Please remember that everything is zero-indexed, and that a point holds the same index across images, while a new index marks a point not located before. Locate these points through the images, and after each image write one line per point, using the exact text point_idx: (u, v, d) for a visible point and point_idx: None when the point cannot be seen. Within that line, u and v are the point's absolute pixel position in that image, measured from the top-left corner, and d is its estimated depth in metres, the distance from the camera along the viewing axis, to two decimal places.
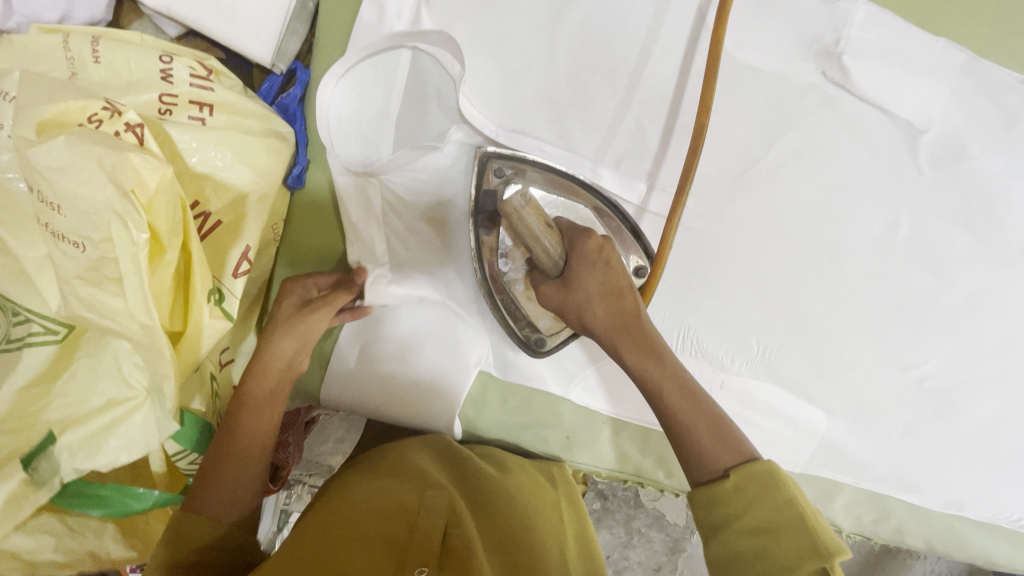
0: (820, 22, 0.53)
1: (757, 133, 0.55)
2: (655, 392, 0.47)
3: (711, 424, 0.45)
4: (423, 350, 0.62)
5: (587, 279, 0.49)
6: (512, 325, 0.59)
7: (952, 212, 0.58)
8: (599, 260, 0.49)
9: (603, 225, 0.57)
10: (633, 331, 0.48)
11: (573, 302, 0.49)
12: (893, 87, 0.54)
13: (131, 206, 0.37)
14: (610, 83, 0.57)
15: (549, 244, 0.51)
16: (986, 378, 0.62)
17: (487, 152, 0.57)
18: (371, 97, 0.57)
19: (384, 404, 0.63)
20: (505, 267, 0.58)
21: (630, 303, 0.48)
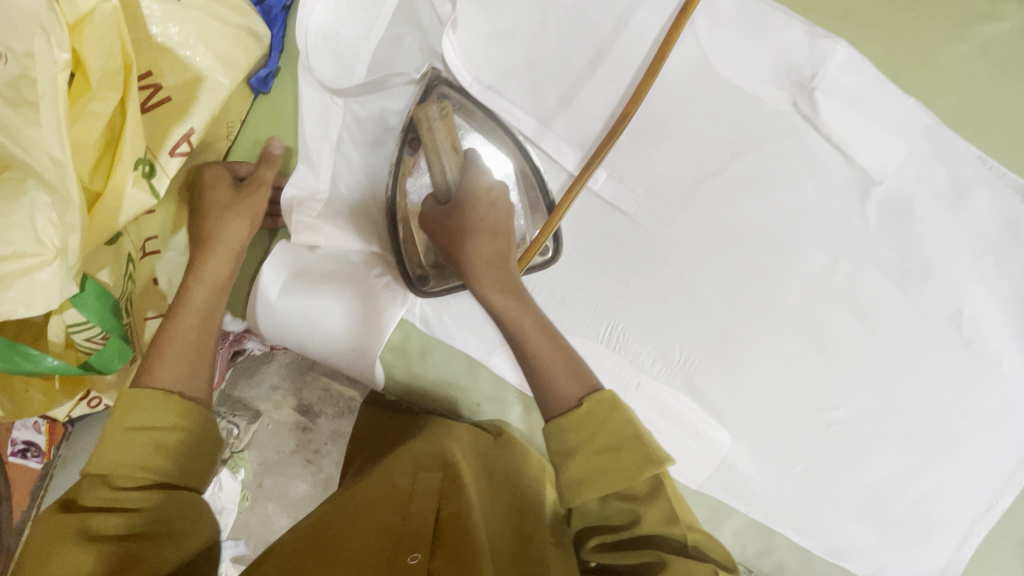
0: (803, 54, 0.57)
1: (720, 147, 0.60)
2: (518, 331, 0.48)
3: (566, 365, 0.47)
4: (345, 290, 0.60)
5: (467, 206, 0.50)
6: (402, 255, 0.59)
7: (889, 267, 0.63)
8: (487, 207, 0.50)
9: (521, 190, 0.59)
10: (500, 272, 0.50)
11: (449, 228, 0.50)
12: (858, 133, 0.59)
13: (56, 18, 0.36)
14: (593, 65, 0.58)
15: (447, 163, 0.51)
16: (887, 436, 0.67)
17: (437, 76, 0.57)
18: (355, 16, 0.56)
19: (306, 339, 0.61)
20: (413, 190, 0.57)
21: (503, 244, 0.51)
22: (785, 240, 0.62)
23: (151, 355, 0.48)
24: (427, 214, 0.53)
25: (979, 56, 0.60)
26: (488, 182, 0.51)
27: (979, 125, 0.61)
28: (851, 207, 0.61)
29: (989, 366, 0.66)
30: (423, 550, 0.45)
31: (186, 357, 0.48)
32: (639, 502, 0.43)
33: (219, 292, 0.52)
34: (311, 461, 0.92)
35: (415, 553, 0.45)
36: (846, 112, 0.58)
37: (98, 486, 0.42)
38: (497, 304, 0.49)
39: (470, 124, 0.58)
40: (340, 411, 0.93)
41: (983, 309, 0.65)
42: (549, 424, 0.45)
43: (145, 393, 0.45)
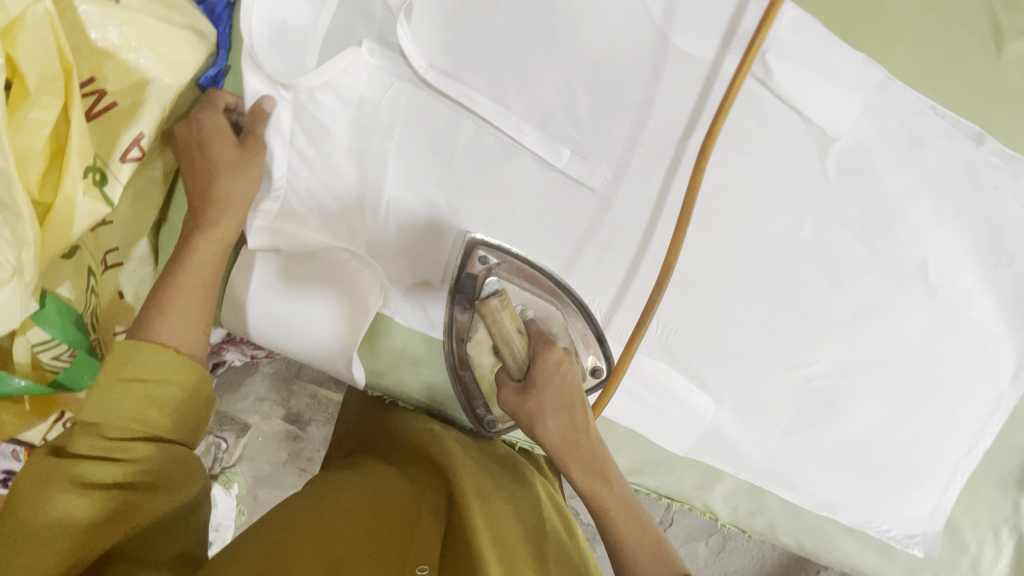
0: (751, 17, 0.58)
1: (679, 115, 0.60)
2: (608, 518, 0.52)
3: (652, 553, 0.50)
4: (320, 287, 0.60)
5: (545, 395, 0.53)
6: (468, 404, 0.62)
7: (853, 223, 0.64)
8: (557, 368, 0.54)
9: (567, 330, 0.59)
10: (575, 451, 0.53)
11: (528, 413, 0.53)
12: (810, 91, 0.60)
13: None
14: (546, 43, 0.58)
15: (516, 349, 0.54)
16: (864, 387, 0.69)
17: (474, 240, 0.58)
18: (299, 6, 0.55)
19: (285, 341, 0.61)
20: (471, 350, 0.58)
21: (581, 419, 0.53)
22: (750, 204, 0.63)
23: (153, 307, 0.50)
24: (504, 398, 0.55)
25: (922, 8, 0.61)
26: (559, 355, 0.54)
27: (930, 75, 0.62)
28: (812, 165, 0.62)
29: (957, 311, 0.68)
30: (429, 563, 0.47)
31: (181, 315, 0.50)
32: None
33: (223, 251, 0.54)
34: (305, 469, 0.96)
35: (423, 565, 0.47)
36: (798, 71, 0.59)
37: (87, 436, 0.44)
38: (585, 487, 0.53)
39: (503, 281, 0.58)
40: (331, 418, 0.97)
41: (945, 255, 0.67)
42: None
43: (148, 344, 0.48)
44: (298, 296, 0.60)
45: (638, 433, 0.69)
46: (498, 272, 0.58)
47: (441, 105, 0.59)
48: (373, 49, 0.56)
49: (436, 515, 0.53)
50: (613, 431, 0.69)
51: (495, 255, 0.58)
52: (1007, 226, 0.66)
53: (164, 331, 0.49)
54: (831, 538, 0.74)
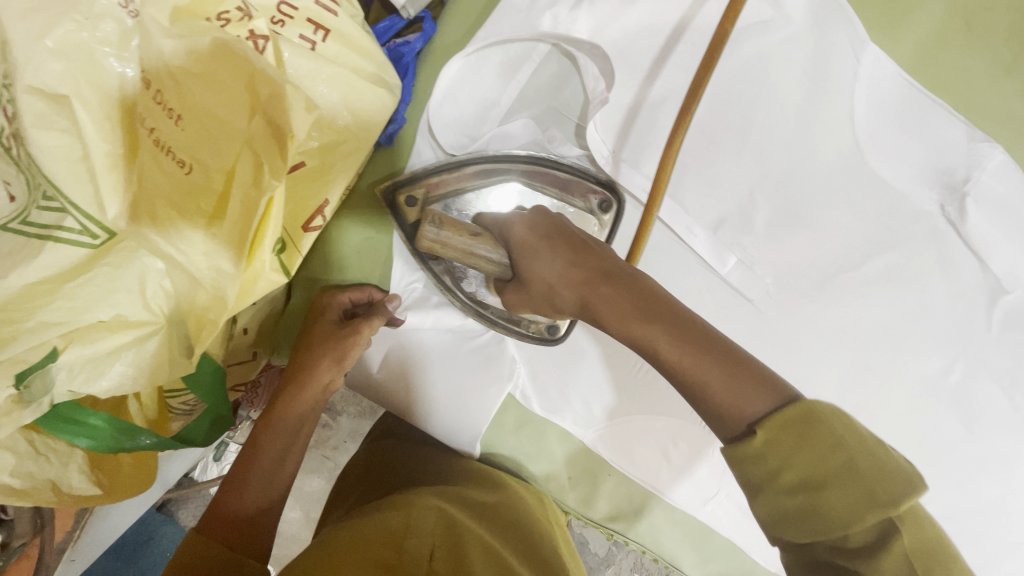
0: (958, 156, 0.54)
1: (860, 242, 0.56)
2: (654, 356, 0.39)
3: (726, 369, 0.36)
4: (453, 360, 0.58)
5: (535, 270, 0.44)
6: (519, 330, 0.56)
7: (1001, 374, 0.62)
8: (525, 234, 0.45)
9: (546, 188, 0.53)
10: (598, 286, 0.41)
11: (537, 296, 0.45)
12: (997, 242, 0.57)
13: (270, 145, 0.32)
14: (739, 145, 0.54)
15: (486, 251, 0.45)
16: (970, 535, 0.67)
17: (387, 189, 0.50)
18: (486, 84, 0.51)
19: (406, 411, 0.59)
20: (475, 284, 0.53)
21: (589, 259, 0.43)
22: (908, 341, 0.60)
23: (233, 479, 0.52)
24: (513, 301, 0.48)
25: None
26: (522, 218, 0.46)
27: None
28: (979, 313, 0.59)
29: None
30: None
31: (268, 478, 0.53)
32: (811, 494, 0.32)
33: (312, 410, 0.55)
34: (329, 457, 0.97)
35: None
36: (991, 220, 0.56)
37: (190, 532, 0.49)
38: (634, 330, 0.39)
39: (448, 191, 0.51)
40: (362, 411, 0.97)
41: None
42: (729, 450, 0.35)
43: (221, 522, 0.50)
44: (428, 367, 0.57)
45: (735, 545, 0.66)
46: (433, 198, 0.50)
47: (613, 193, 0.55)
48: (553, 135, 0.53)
49: (433, 532, 0.46)
50: (711, 542, 0.66)
51: (418, 187, 0.50)
52: None
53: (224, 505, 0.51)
54: None
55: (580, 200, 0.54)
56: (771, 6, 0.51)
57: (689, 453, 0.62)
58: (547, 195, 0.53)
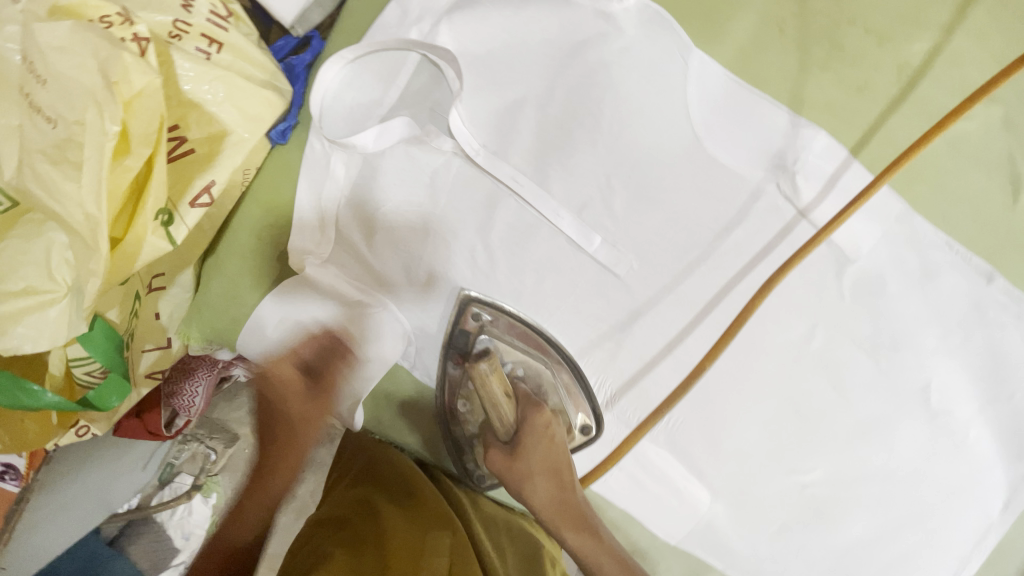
0: (786, 141, 0.62)
1: (708, 219, 0.64)
2: (594, 565, 0.65)
3: (615, 562, 0.64)
4: (336, 329, 0.62)
5: (532, 455, 0.64)
6: (467, 462, 0.72)
7: (862, 339, 0.67)
8: (543, 431, 0.65)
9: (558, 376, 0.67)
10: (568, 515, 0.65)
11: (518, 475, 0.64)
12: (835, 214, 0.63)
13: (111, 98, 0.42)
14: (592, 138, 0.62)
15: (502, 416, 0.64)
16: (863, 501, 0.70)
17: (468, 297, 0.64)
18: (369, 86, 0.60)
19: None
20: (463, 407, 0.68)
21: (564, 481, 0.65)
22: (767, 309, 0.66)
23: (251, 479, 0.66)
24: (495, 460, 0.65)
25: (945, 150, 0.65)
26: (544, 415, 0.66)
27: (949, 214, 0.66)
28: (830, 282, 0.65)
29: (954, 437, 0.70)
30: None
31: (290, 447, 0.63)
32: None
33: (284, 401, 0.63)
34: None
35: None
36: (825, 195, 0.63)
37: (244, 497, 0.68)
38: (572, 540, 0.65)
39: (498, 339, 0.66)
40: None
41: (949, 382, 0.69)
42: None
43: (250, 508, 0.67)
44: (317, 336, 0.62)
45: (631, 515, 0.71)
46: (489, 328, 0.65)
47: (486, 182, 0.62)
48: (431, 131, 0.60)
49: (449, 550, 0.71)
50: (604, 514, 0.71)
51: (488, 311, 0.64)
52: (1008, 361, 0.69)
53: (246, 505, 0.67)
54: None
55: (557, 400, 0.68)
56: (606, 21, 0.61)
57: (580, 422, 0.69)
58: (549, 401, 0.68)
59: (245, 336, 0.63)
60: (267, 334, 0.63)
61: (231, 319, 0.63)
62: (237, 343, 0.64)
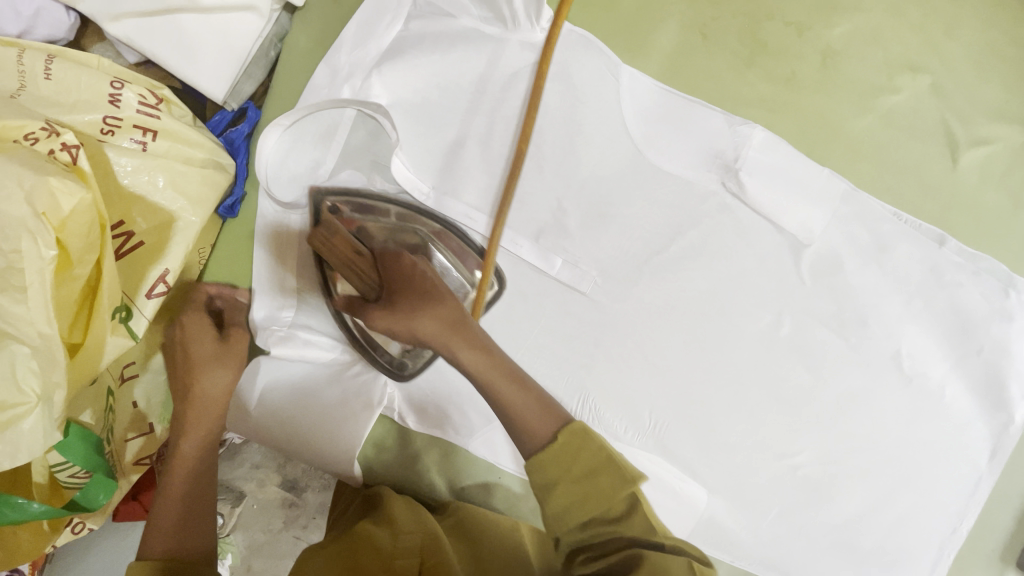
0: (724, 141, 0.64)
1: (661, 226, 0.65)
2: (486, 381, 0.52)
3: (537, 403, 0.52)
4: (318, 391, 0.63)
5: (409, 299, 0.53)
6: (375, 355, 0.63)
7: (828, 318, 0.68)
8: (416, 276, 0.54)
9: (443, 247, 0.62)
10: (459, 333, 0.53)
11: (399, 320, 0.52)
12: (781, 203, 0.65)
13: (43, 225, 0.45)
14: (537, 167, 0.64)
15: (368, 272, 0.56)
16: (854, 472, 0.72)
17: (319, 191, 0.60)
18: (309, 148, 0.60)
19: (285, 444, 0.64)
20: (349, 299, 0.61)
21: (451, 311, 0.53)
22: (732, 304, 0.67)
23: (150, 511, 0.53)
24: (378, 321, 0.53)
25: (881, 126, 0.67)
26: (410, 261, 0.55)
27: (893, 186, 0.68)
28: (788, 268, 0.67)
29: (932, 398, 0.72)
30: None
31: (183, 525, 0.52)
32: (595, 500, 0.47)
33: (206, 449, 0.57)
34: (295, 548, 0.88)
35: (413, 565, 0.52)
36: (770, 187, 0.65)
37: None
38: (465, 359, 0.53)
39: (377, 222, 0.60)
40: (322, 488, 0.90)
41: (919, 347, 0.71)
42: (530, 459, 0.49)
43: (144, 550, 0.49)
44: (301, 401, 0.63)
45: None
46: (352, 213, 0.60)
47: (440, 223, 0.62)
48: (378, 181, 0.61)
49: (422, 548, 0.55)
50: None
51: (345, 202, 0.60)
52: (972, 317, 0.71)
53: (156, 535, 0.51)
54: None
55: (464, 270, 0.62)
56: (533, 50, 0.61)
57: None
58: (441, 252, 0.62)
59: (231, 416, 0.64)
60: (249, 413, 0.63)
61: None
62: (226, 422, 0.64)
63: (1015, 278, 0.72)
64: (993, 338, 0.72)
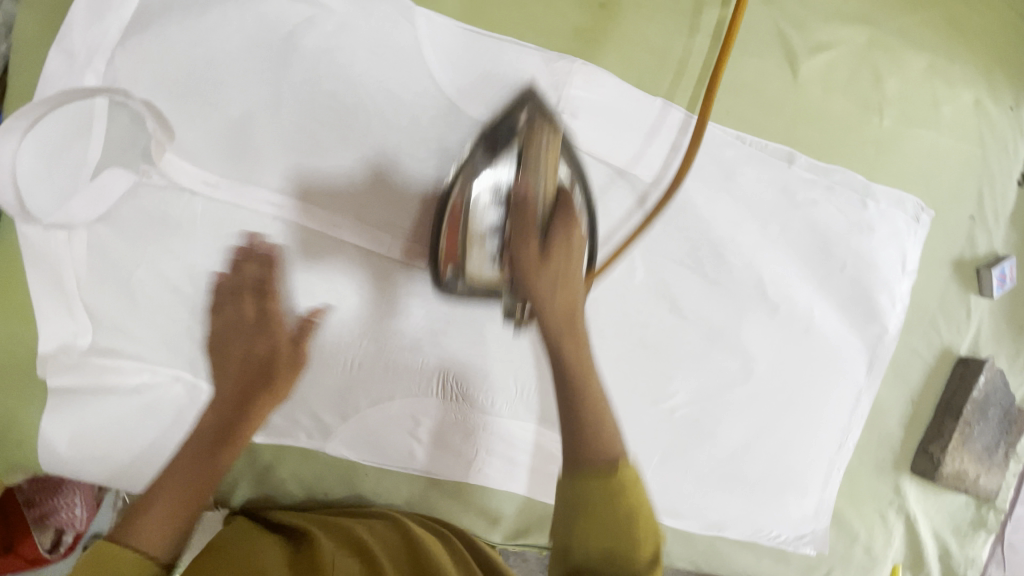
0: (542, 83, 0.59)
1: (497, 186, 0.60)
2: (569, 364, 0.57)
3: (612, 427, 0.55)
4: (135, 421, 0.58)
5: (558, 266, 0.57)
6: (456, 276, 0.61)
7: (682, 257, 0.67)
8: (568, 247, 0.57)
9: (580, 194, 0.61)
10: (565, 302, 0.57)
11: (530, 276, 0.56)
12: (611, 143, 0.62)
13: None
14: (341, 135, 0.57)
15: (485, 201, 0.58)
16: (732, 406, 0.71)
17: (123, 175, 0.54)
18: (64, 148, 0.53)
19: (113, 479, 0.59)
20: (490, 241, 0.59)
21: (574, 279, 0.57)
22: (581, 256, 0.64)
23: (139, 510, 0.53)
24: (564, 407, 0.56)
25: (711, 44, 0.63)
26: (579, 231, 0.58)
27: (732, 108, 0.64)
28: (633, 210, 0.64)
29: (802, 321, 0.71)
30: None
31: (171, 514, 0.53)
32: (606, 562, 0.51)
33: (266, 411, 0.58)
34: None
35: None
36: (597, 126, 0.61)
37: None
38: (557, 344, 0.57)
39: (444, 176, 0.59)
40: None
41: (782, 272, 0.69)
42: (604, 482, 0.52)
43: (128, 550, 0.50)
44: (118, 434, 0.58)
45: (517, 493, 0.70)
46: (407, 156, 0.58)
47: (241, 213, 0.56)
48: (152, 171, 0.54)
49: None
50: (493, 497, 0.69)
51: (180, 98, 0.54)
52: (832, 235, 0.69)
53: (144, 522, 0.52)
54: (724, 555, 0.75)
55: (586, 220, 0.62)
56: (309, 5, 0.55)
57: (436, 425, 0.65)
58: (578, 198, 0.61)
59: (41, 458, 0.57)
60: (60, 452, 0.57)
61: (13, 442, 0.56)
62: (39, 467, 0.58)
63: (871, 187, 0.70)
64: (855, 252, 0.70)
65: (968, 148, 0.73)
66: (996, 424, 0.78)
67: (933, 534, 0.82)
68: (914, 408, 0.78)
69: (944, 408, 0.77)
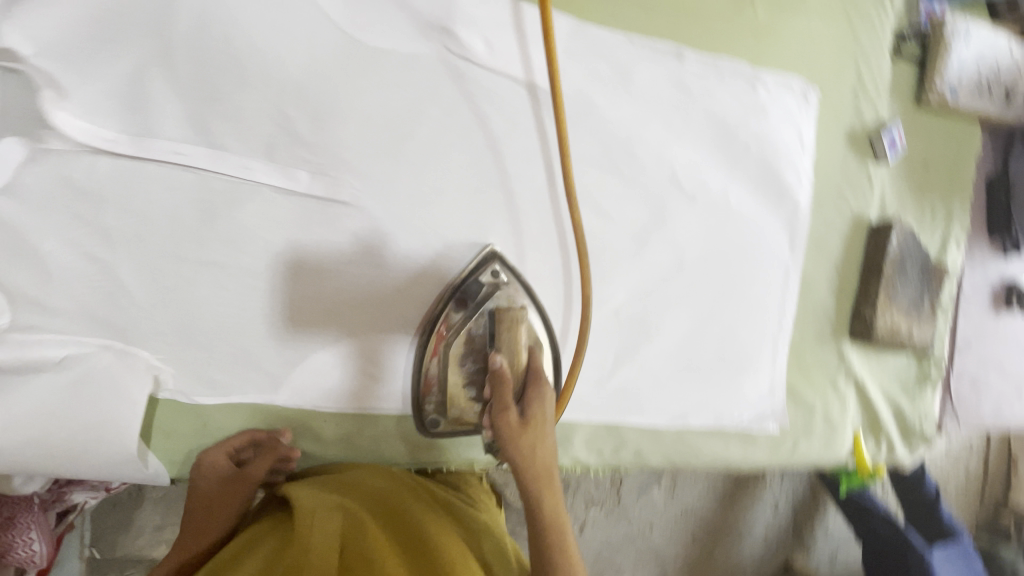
0: (430, 3, 0.61)
1: (400, 109, 0.62)
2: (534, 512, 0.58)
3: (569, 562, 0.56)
4: (69, 398, 0.56)
5: (536, 453, 0.58)
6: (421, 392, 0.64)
7: (595, 159, 0.69)
8: (534, 398, 0.60)
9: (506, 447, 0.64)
10: (544, 472, 0.58)
11: (517, 443, 0.58)
12: (508, 55, 0.64)
13: None
14: (238, 76, 0.57)
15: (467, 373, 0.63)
16: (671, 297, 0.74)
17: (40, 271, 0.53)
18: None
19: (55, 465, 0.57)
20: (466, 363, 0.63)
21: (550, 459, 0.60)
22: (500, 170, 0.66)
23: None
24: (501, 422, 0.58)
25: None
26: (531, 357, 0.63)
27: (618, 11, 0.68)
28: (541, 119, 0.67)
29: (719, 206, 0.75)
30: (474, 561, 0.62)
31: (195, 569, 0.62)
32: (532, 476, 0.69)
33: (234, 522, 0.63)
34: None
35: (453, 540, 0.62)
36: (490, 39, 0.63)
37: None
38: (534, 508, 0.58)
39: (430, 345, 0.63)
40: None
41: (692, 162, 0.73)
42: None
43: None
44: (53, 415, 0.56)
45: None
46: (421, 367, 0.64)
47: (149, 167, 0.56)
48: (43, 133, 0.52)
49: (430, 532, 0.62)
50: None
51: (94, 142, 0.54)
52: (730, 121, 0.74)
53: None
54: (693, 444, 0.77)
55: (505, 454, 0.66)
56: None
57: (385, 358, 0.64)
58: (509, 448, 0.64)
59: None
60: None
61: None
62: None
63: (758, 73, 0.75)
64: (754, 134, 0.75)
65: (837, 28, 0.79)
66: (916, 278, 0.83)
67: (883, 394, 0.86)
68: (840, 277, 0.82)
69: (867, 272, 0.82)
